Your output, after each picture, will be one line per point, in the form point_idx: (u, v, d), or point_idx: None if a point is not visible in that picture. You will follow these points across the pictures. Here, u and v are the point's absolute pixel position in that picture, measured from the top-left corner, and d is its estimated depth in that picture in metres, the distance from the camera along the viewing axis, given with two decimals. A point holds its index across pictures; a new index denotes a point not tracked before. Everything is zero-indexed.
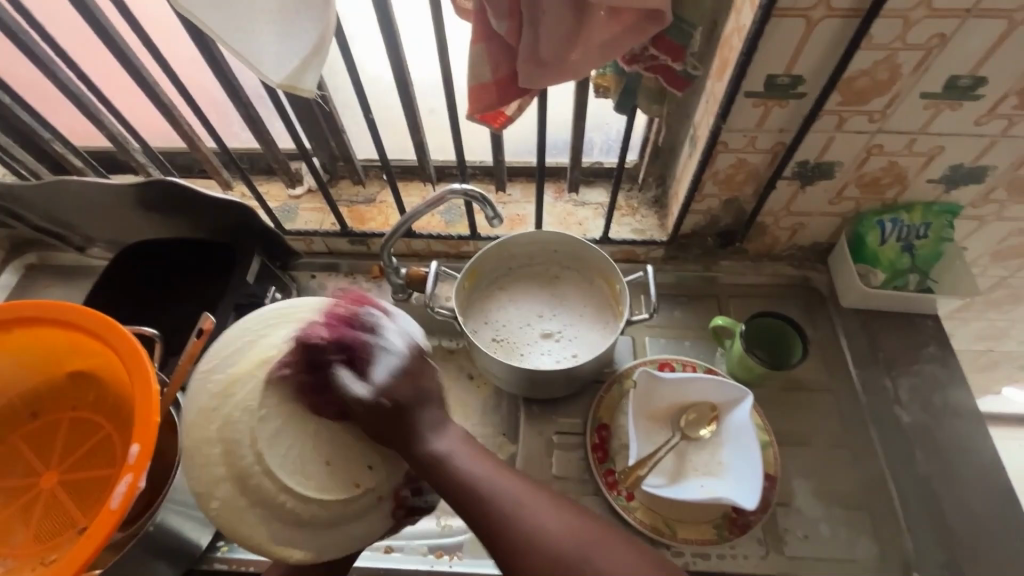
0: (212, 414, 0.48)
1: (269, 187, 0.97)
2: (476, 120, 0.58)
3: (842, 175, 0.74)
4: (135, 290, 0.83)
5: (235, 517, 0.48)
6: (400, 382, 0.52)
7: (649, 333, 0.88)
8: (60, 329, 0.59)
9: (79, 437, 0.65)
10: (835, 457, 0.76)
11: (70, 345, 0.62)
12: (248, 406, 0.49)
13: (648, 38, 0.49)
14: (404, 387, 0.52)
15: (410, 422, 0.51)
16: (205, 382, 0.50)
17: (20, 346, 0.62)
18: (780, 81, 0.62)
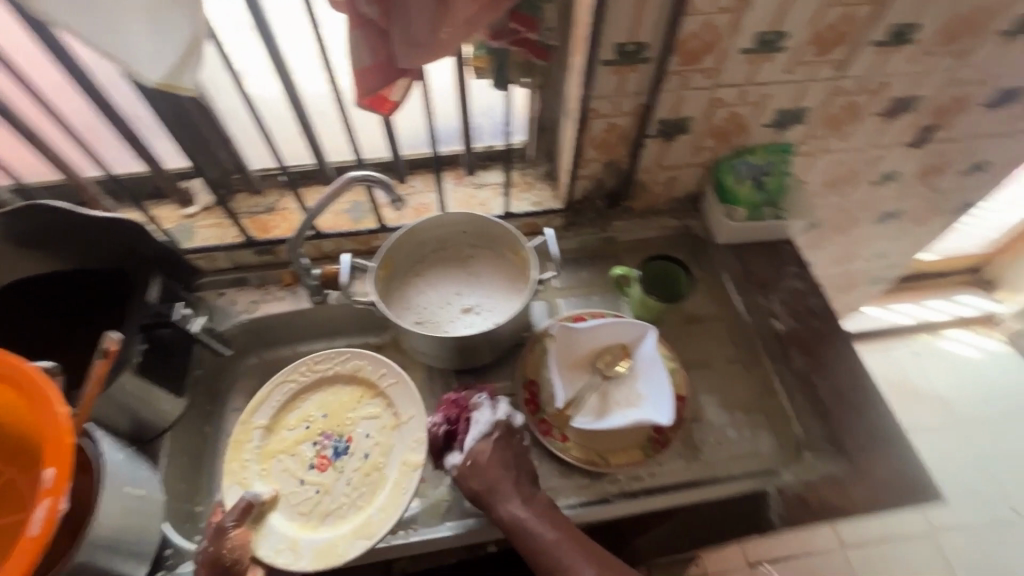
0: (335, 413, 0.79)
1: (159, 210, 0.93)
2: (363, 106, 0.62)
3: (695, 129, 0.86)
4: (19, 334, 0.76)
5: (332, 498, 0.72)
6: (484, 447, 0.71)
7: (560, 295, 0.96)
8: None
9: None
10: (732, 370, 0.87)
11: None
12: (327, 421, 0.78)
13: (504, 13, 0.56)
14: (483, 454, 0.70)
15: (493, 475, 0.69)
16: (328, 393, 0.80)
17: None
18: (628, 49, 0.71)
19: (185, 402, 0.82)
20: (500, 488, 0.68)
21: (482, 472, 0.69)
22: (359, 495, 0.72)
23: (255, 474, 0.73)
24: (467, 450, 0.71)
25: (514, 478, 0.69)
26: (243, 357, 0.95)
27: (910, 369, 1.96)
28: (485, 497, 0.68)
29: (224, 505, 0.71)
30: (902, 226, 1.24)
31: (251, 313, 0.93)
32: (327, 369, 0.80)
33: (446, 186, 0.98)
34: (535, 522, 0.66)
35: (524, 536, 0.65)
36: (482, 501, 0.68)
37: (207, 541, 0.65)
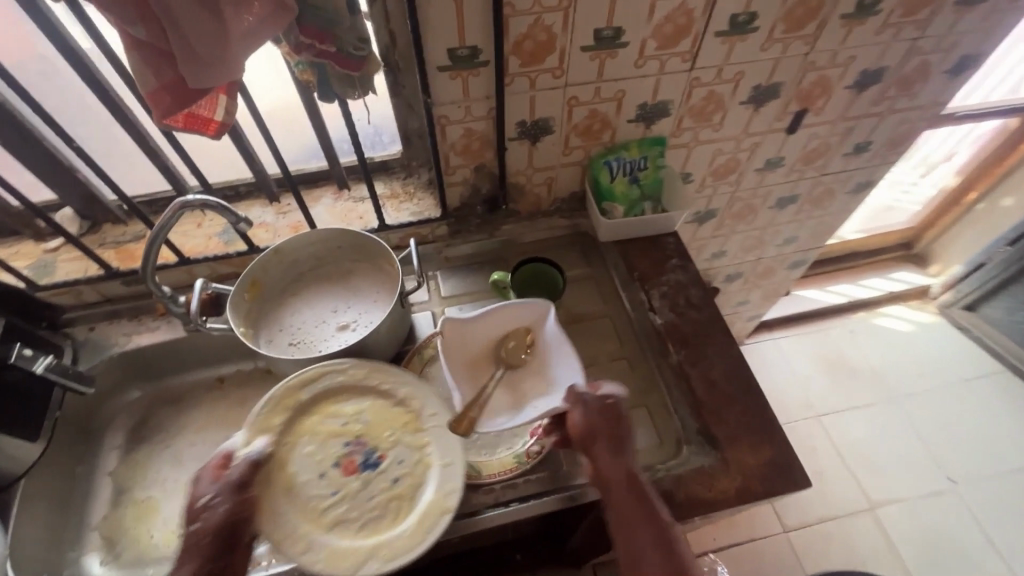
0: (378, 428, 0.74)
1: (18, 246, 0.90)
2: (182, 129, 0.63)
3: (559, 129, 0.85)
4: None
5: (342, 509, 0.69)
6: (619, 404, 0.70)
7: (447, 304, 0.95)
8: None
9: None
10: (616, 368, 0.87)
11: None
12: (357, 427, 0.74)
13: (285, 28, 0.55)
14: (616, 409, 0.69)
15: (617, 429, 0.68)
16: (375, 403, 0.76)
17: None
18: (460, 54, 0.70)
19: (43, 445, 0.78)
20: (618, 446, 0.68)
21: (608, 421, 0.68)
22: (377, 516, 0.69)
23: (281, 451, 0.71)
24: (603, 396, 0.70)
25: (627, 442, 0.68)
26: (123, 391, 0.93)
27: (848, 349, 1.98)
28: (600, 439, 0.67)
29: (233, 453, 0.67)
30: (803, 210, 1.26)
31: (124, 345, 0.90)
32: (385, 381, 0.77)
33: (324, 201, 0.95)
34: (636, 493, 0.66)
35: (620, 493, 0.66)
36: (597, 444, 0.67)
37: (214, 498, 0.62)
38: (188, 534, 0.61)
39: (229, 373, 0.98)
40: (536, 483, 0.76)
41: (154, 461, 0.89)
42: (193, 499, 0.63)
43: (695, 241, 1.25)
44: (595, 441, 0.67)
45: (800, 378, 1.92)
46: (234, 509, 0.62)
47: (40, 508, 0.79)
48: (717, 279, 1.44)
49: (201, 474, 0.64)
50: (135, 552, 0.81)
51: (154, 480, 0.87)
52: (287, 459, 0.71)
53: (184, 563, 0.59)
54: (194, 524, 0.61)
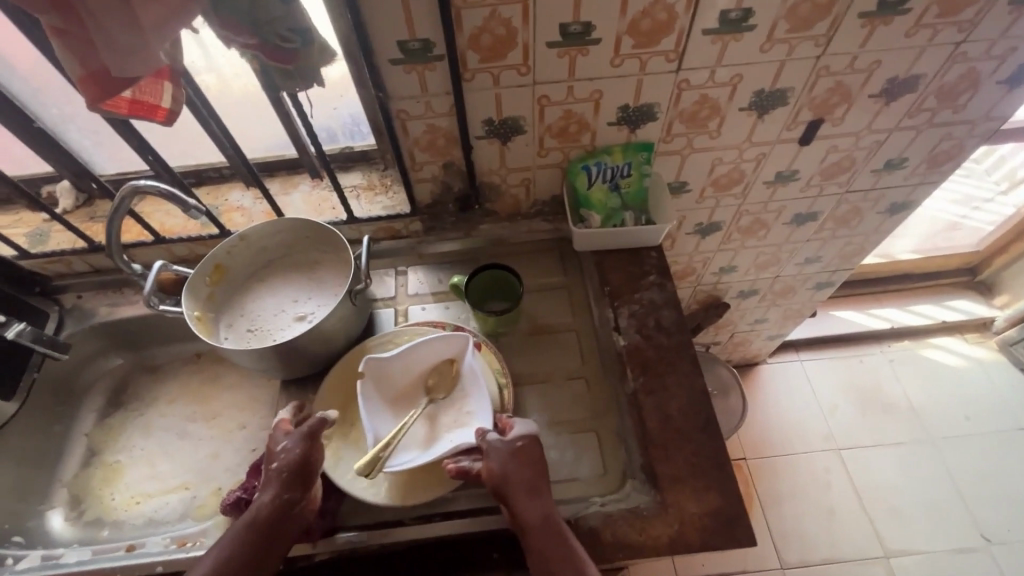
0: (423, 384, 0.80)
1: (21, 214, 0.95)
2: (129, 114, 0.61)
3: (531, 129, 0.80)
4: None
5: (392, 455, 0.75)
6: (532, 444, 0.68)
7: (413, 303, 0.93)
8: None
9: None
10: (571, 387, 0.82)
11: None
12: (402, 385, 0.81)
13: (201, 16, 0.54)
14: (530, 450, 0.68)
15: (534, 473, 0.66)
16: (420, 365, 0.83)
17: None
18: (412, 47, 0.66)
19: (16, 406, 0.86)
20: (535, 491, 0.65)
21: (524, 463, 0.66)
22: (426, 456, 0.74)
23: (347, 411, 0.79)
24: (513, 439, 0.68)
25: (543, 484, 0.67)
26: (107, 357, 0.98)
27: (884, 380, 1.80)
28: (516, 485, 0.65)
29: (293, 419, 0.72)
30: (825, 228, 1.14)
31: (106, 315, 0.94)
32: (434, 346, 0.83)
33: (301, 188, 0.95)
34: (557, 539, 0.63)
35: (541, 542, 0.63)
36: (514, 490, 0.65)
37: (293, 448, 0.67)
38: (270, 468, 0.66)
39: (205, 350, 1.01)
40: (466, 499, 0.73)
41: (126, 427, 0.94)
42: (274, 443, 0.68)
43: (700, 253, 1.16)
44: (513, 488, 0.65)
45: (825, 407, 1.77)
46: (311, 454, 0.67)
47: (14, 460, 0.85)
48: (729, 293, 1.34)
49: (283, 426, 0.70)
50: (96, 511, 0.86)
51: (124, 446, 0.92)
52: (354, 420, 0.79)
53: (264, 494, 0.64)
54: (276, 461, 0.66)
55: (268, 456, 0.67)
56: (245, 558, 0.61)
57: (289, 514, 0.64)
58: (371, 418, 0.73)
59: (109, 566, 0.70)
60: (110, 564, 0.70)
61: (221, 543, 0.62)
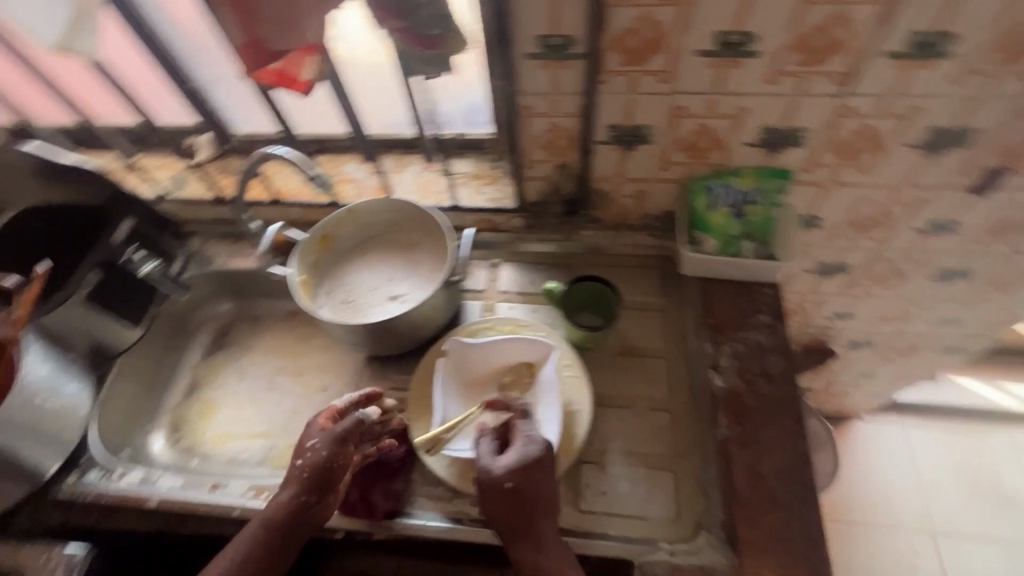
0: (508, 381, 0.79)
1: (165, 160, 1.03)
2: (272, 83, 0.64)
3: (658, 140, 0.74)
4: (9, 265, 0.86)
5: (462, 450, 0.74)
6: (527, 477, 0.62)
7: (502, 299, 0.91)
8: None
9: None
10: (653, 418, 0.77)
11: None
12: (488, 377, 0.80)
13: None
14: (523, 487, 0.61)
15: (529, 511, 0.62)
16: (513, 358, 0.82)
17: None
18: (553, 42, 0.63)
19: (141, 332, 0.93)
20: (529, 531, 0.62)
21: (513, 505, 0.61)
22: None
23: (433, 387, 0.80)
24: (501, 477, 0.61)
25: (539, 520, 0.62)
26: (218, 302, 1.06)
27: (1002, 468, 1.57)
28: (508, 526, 0.62)
29: (336, 403, 0.70)
30: (974, 291, 0.99)
31: (223, 264, 1.01)
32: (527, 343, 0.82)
33: (412, 168, 0.96)
34: None
35: None
36: (504, 526, 0.62)
37: (314, 444, 0.67)
38: (292, 466, 0.67)
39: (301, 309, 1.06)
40: None
41: (225, 368, 1.01)
42: (303, 439, 0.68)
43: (814, 295, 1.05)
44: (504, 526, 0.62)
45: (924, 483, 1.57)
46: (333, 457, 0.66)
47: (130, 383, 0.93)
48: (836, 342, 1.21)
49: (316, 421, 0.69)
50: (190, 441, 0.94)
51: (221, 385, 1.00)
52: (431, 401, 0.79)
53: (284, 494, 0.66)
54: (300, 460, 0.67)
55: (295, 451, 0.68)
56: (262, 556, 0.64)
57: (305, 515, 0.66)
58: (443, 397, 0.74)
59: (198, 501, 0.75)
60: (198, 499, 0.75)
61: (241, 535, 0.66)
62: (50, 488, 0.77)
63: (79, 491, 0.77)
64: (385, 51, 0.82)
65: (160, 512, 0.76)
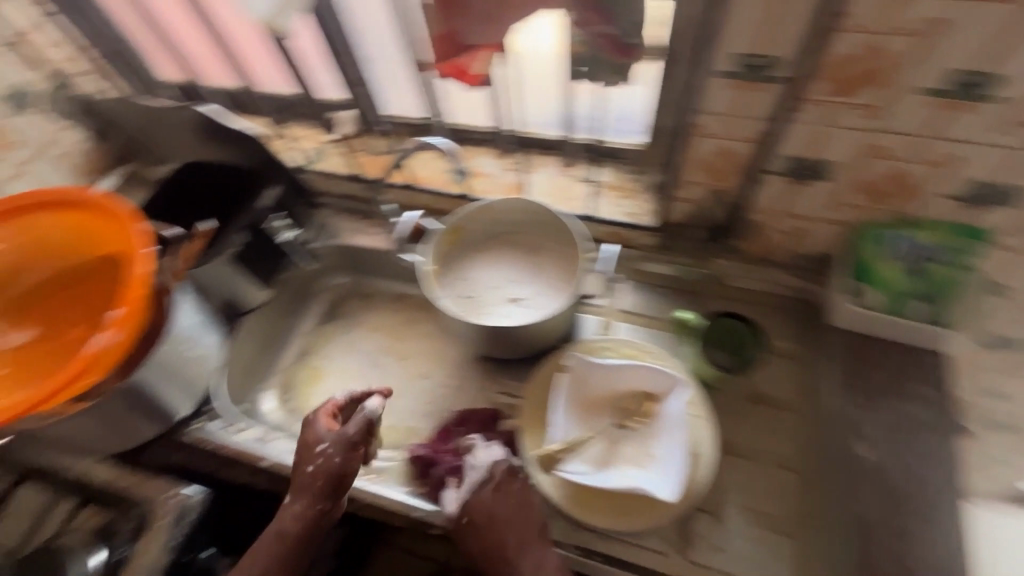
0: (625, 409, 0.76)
1: (307, 132, 1.07)
2: (447, 74, 0.63)
3: (839, 178, 0.68)
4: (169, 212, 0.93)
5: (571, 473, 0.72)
6: (484, 502, 0.66)
7: (621, 318, 0.88)
8: (86, 211, 0.78)
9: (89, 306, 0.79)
10: (779, 476, 0.71)
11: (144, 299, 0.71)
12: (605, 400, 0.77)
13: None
14: (479, 513, 0.66)
15: (503, 533, 0.65)
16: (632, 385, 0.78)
17: (68, 229, 0.79)
18: (755, 61, 0.58)
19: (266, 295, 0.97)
20: (507, 556, 0.64)
21: (482, 538, 0.65)
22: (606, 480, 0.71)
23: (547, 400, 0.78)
24: (457, 514, 0.66)
25: (520, 541, 0.65)
26: (335, 274, 1.10)
27: None
28: (489, 558, 0.65)
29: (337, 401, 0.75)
30: None
31: (346, 240, 1.04)
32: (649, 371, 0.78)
33: (549, 170, 0.94)
34: None
35: None
36: (482, 553, 0.66)
37: (320, 448, 0.69)
38: (300, 471, 0.69)
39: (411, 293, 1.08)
40: (632, 549, 0.68)
41: (334, 340, 1.05)
42: (305, 449, 0.70)
43: None
44: (481, 554, 0.66)
45: None
46: (345, 463, 0.68)
47: (252, 342, 0.98)
48: None
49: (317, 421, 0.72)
50: (297, 404, 0.98)
51: (329, 355, 1.03)
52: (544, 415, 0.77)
53: (291, 501, 0.68)
54: (310, 466, 0.69)
55: (299, 458, 0.70)
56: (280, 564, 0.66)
57: (321, 521, 0.68)
58: (562, 414, 0.73)
59: None
60: None
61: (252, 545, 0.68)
62: (178, 433, 0.82)
63: (204, 438, 0.82)
64: (556, 57, 0.79)
65: (272, 473, 0.80)
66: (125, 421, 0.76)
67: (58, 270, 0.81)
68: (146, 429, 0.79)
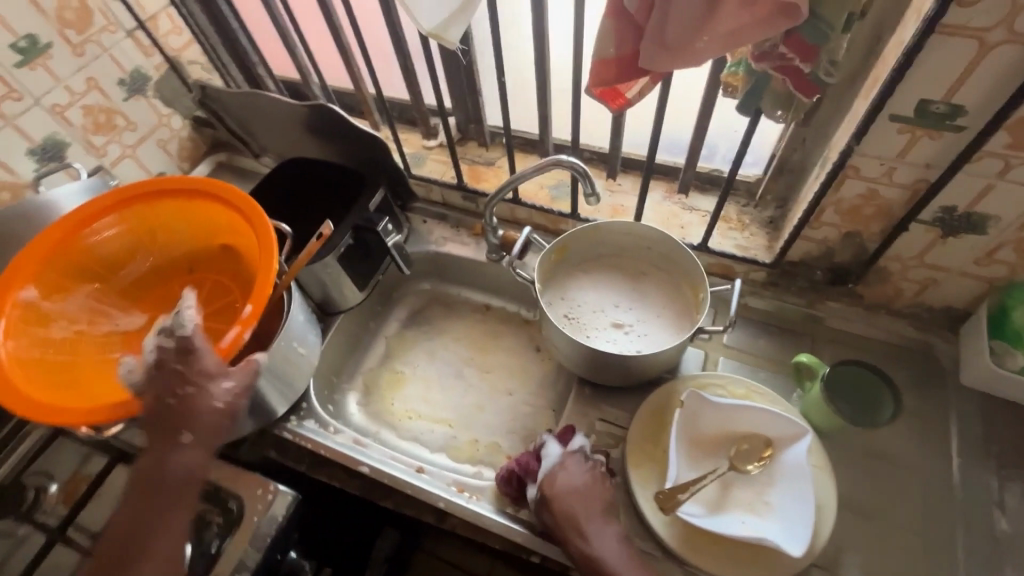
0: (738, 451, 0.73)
1: (408, 136, 1.08)
2: (594, 95, 0.61)
3: (995, 234, 0.64)
4: (276, 206, 0.97)
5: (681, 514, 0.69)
6: (555, 479, 0.68)
7: (724, 354, 0.85)
8: (199, 199, 0.77)
9: (205, 293, 0.82)
10: (903, 540, 0.68)
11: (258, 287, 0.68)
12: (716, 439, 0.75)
13: (779, 33, 0.49)
14: (553, 486, 0.67)
15: (572, 500, 0.66)
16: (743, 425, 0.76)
17: (181, 218, 0.80)
18: (935, 109, 0.56)
19: (361, 297, 0.97)
20: (579, 520, 0.64)
21: (559, 512, 0.65)
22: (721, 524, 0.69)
23: (655, 435, 0.75)
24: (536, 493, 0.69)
25: (591, 513, 0.65)
26: (420, 280, 1.09)
27: None
28: (567, 534, 0.64)
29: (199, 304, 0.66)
30: None
31: (438, 246, 1.04)
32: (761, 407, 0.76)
33: (655, 196, 0.92)
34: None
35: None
36: (555, 522, 0.65)
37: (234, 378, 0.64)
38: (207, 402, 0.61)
39: (495, 305, 1.07)
40: None
41: (416, 345, 1.04)
42: (160, 377, 0.60)
43: None
44: (556, 525, 0.66)
45: None
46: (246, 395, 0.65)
47: (339, 340, 0.98)
48: None
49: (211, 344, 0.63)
50: (378, 407, 0.97)
51: (411, 361, 1.02)
52: (650, 451, 0.74)
53: (192, 438, 0.61)
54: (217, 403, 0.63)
55: (196, 393, 0.61)
56: (180, 489, 0.61)
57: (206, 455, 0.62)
58: (678, 453, 0.70)
59: (406, 481, 0.76)
60: (405, 478, 0.76)
61: (150, 481, 0.60)
62: (277, 428, 0.82)
63: (299, 436, 0.81)
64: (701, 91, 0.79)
65: (367, 479, 0.79)
66: None
67: (181, 255, 0.83)
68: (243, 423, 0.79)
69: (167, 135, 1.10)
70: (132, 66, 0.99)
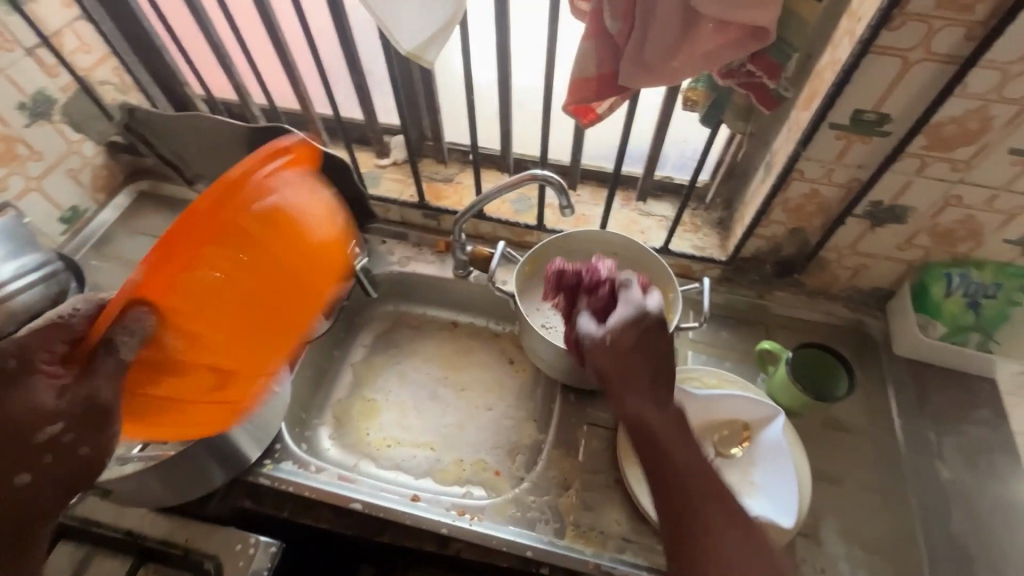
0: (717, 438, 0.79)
1: (360, 155, 1.04)
2: (568, 111, 0.64)
3: (914, 223, 0.74)
4: None
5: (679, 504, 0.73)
6: (623, 332, 0.56)
7: (692, 348, 0.90)
8: None
9: None
10: (867, 500, 0.76)
11: (328, 258, 0.55)
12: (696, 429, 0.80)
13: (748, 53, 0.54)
14: (623, 334, 0.56)
15: (630, 356, 0.55)
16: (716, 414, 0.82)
17: None
18: (866, 117, 0.64)
19: None
20: (632, 377, 0.54)
21: (616, 359, 0.55)
22: None
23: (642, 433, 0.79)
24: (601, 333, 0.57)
25: (654, 382, 0.54)
26: (383, 302, 1.06)
27: None
28: (620, 384, 0.54)
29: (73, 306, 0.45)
30: None
31: (402, 266, 1.01)
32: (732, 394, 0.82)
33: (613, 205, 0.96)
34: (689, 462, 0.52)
35: (650, 441, 0.52)
36: (604, 369, 0.55)
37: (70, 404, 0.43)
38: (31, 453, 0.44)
39: (462, 321, 1.06)
40: None
41: (385, 370, 1.00)
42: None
43: None
44: (605, 375, 0.55)
45: None
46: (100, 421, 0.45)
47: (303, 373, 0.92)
48: None
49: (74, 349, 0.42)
50: (353, 439, 0.93)
51: (382, 387, 0.98)
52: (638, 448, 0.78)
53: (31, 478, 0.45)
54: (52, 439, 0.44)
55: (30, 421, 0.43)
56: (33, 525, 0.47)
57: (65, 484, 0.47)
58: None
59: (405, 512, 0.73)
60: (403, 509, 0.73)
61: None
62: (252, 475, 0.76)
63: (279, 480, 0.75)
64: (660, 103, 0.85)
65: (359, 515, 0.75)
66: (196, 468, 0.69)
67: None
68: (213, 475, 0.72)
69: (78, 163, 0.97)
70: (34, 87, 0.86)
